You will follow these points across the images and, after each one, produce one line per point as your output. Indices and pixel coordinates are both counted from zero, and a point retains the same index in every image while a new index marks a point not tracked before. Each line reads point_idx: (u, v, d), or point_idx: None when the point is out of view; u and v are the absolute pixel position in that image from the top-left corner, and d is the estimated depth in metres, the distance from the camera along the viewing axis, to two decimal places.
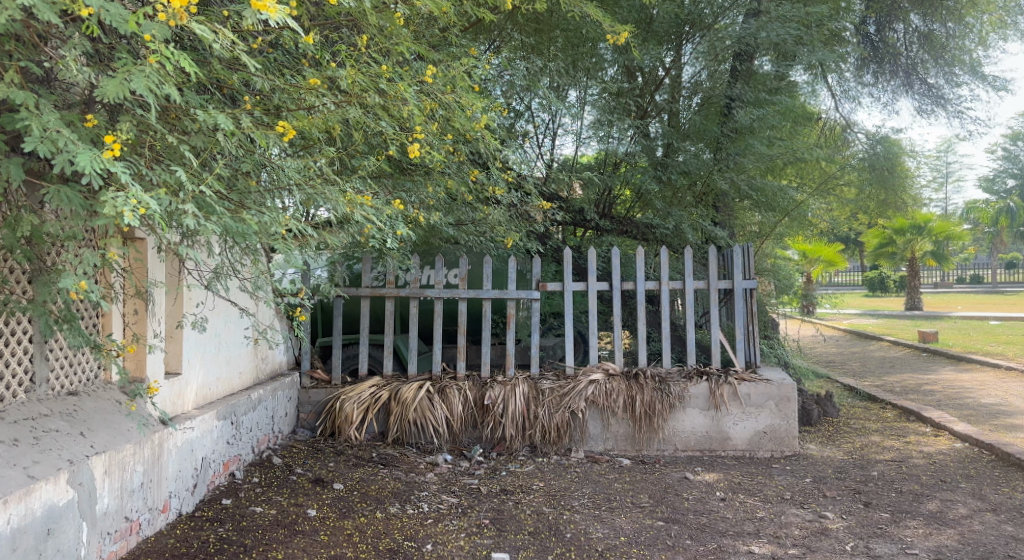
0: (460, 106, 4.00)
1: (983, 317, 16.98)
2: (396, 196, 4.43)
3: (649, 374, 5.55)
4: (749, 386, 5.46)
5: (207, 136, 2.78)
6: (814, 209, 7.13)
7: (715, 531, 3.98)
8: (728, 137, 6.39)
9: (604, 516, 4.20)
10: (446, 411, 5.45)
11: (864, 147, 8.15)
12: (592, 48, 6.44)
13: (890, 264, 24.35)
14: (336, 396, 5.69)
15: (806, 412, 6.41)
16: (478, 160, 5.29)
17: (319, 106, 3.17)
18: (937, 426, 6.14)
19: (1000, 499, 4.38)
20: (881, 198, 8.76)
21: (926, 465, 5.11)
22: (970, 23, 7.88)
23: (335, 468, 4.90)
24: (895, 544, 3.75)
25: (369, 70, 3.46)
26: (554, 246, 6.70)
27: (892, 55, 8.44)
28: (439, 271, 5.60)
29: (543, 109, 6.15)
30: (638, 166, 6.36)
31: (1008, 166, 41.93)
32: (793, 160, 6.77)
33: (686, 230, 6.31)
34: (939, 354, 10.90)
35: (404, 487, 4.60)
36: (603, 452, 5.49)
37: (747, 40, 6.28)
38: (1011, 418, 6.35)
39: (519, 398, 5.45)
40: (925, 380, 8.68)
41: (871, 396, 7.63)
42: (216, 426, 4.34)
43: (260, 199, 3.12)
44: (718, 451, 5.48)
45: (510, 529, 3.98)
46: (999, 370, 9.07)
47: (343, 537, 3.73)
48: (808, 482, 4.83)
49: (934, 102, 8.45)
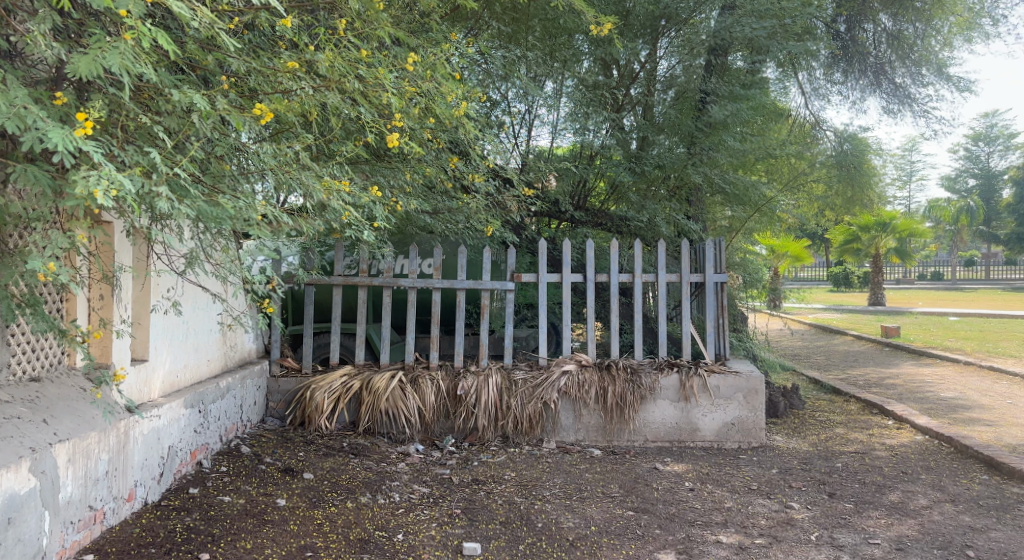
0: (440, 93, 3.99)
1: (944, 313, 17.42)
2: (373, 181, 4.37)
3: (621, 364, 5.61)
4: (719, 378, 5.57)
5: (180, 118, 2.75)
6: (784, 205, 7.25)
7: (684, 520, 4.06)
8: (702, 131, 6.39)
9: (575, 506, 4.24)
10: (418, 401, 5.42)
11: (833, 145, 8.34)
12: (569, 39, 6.38)
13: (855, 260, 24.90)
14: (306, 384, 5.61)
15: (772, 404, 6.53)
16: (456, 149, 5.27)
17: (296, 89, 3.17)
18: (899, 419, 6.29)
19: (958, 490, 4.53)
20: (848, 196, 8.86)
21: (888, 457, 5.24)
22: (937, 24, 7.97)
23: (304, 457, 4.84)
24: (858, 534, 3.87)
25: (349, 54, 3.40)
26: (529, 237, 6.71)
27: (861, 54, 8.53)
28: (412, 261, 5.49)
29: (520, 99, 6.14)
30: (612, 158, 6.39)
31: (969, 166, 43.39)
32: (765, 156, 6.88)
33: (659, 224, 6.35)
34: (901, 349, 11.19)
35: (375, 477, 4.58)
36: (574, 443, 5.53)
37: (722, 34, 6.39)
38: (969, 412, 6.55)
39: (492, 388, 5.47)
40: (887, 374, 8.91)
41: (835, 389, 7.81)
42: (183, 414, 4.26)
43: (232, 183, 3.11)
44: (688, 442, 5.56)
45: (481, 519, 4.00)
46: (957, 365, 9.33)
47: (313, 526, 3.71)
48: (774, 473, 4.93)
49: (901, 101, 8.61)
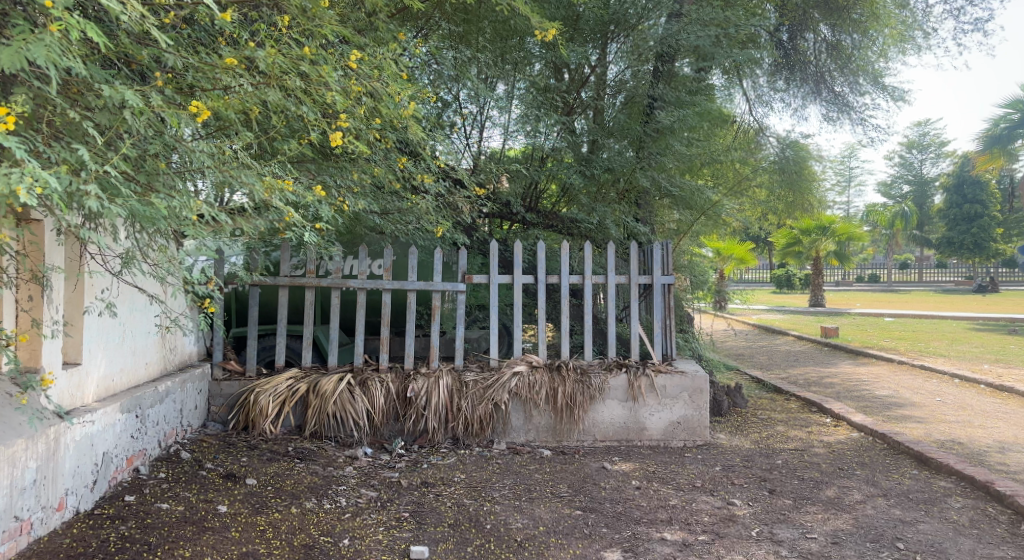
0: (387, 93, 3.90)
1: (880, 314, 18.15)
2: (318, 181, 4.30)
3: (571, 365, 5.65)
4: (665, 378, 5.67)
5: (112, 113, 2.66)
6: (729, 209, 7.44)
7: (630, 518, 4.12)
8: (650, 136, 6.51)
9: (524, 506, 4.25)
10: (367, 403, 5.35)
11: (775, 150, 8.59)
12: (520, 42, 6.38)
13: (797, 263, 25.70)
14: (250, 388, 5.48)
15: (717, 403, 6.69)
16: (405, 149, 5.22)
17: (235, 86, 3.08)
18: (836, 417, 6.52)
19: (890, 485, 4.72)
20: (790, 201, 9.13)
21: (826, 454, 5.43)
22: (873, 35, 8.25)
23: (247, 463, 4.73)
24: (796, 529, 3.99)
25: (291, 51, 3.33)
26: (480, 238, 6.73)
27: (802, 62, 8.85)
28: (362, 262, 5.42)
29: (471, 100, 6.12)
30: (563, 161, 6.42)
31: (904, 172, 45.35)
32: (710, 160, 7.07)
33: (609, 226, 6.41)
34: (839, 349, 11.60)
35: (321, 482, 4.50)
36: (524, 444, 5.55)
37: (669, 42, 6.45)
38: (902, 410, 6.83)
39: (442, 390, 5.44)
40: (826, 373, 9.23)
41: (777, 388, 8.05)
42: (119, 420, 4.11)
43: (169, 181, 3.02)
44: (635, 441, 5.64)
45: (430, 522, 3.98)
46: (891, 364, 9.73)
47: (256, 533, 3.63)
48: (717, 470, 5.05)
49: (840, 109, 8.85)
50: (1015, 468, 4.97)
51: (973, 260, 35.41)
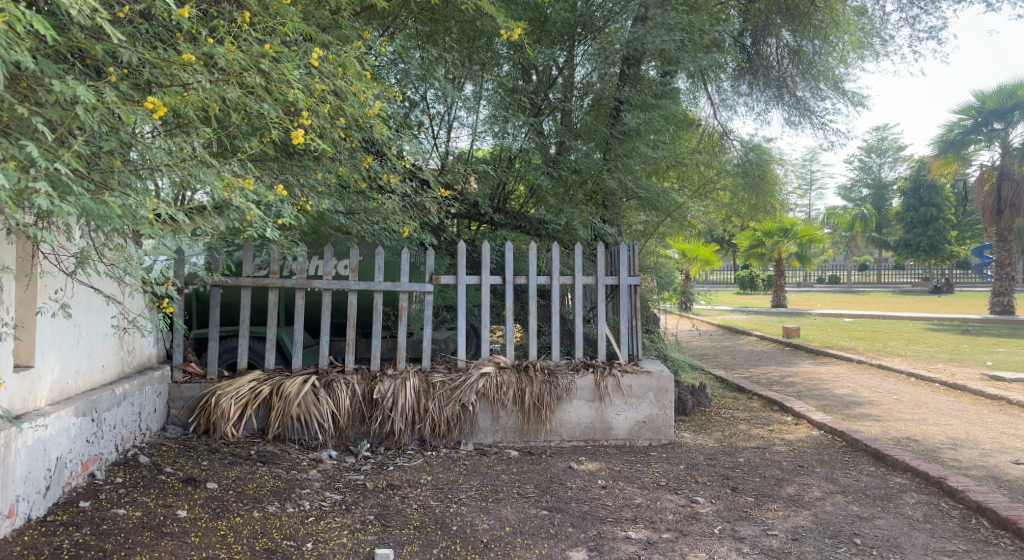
0: (352, 92, 3.85)
1: (839, 315, 18.60)
2: (281, 180, 4.24)
3: (538, 366, 5.67)
4: (631, 378, 5.72)
5: (63, 109, 2.58)
6: (694, 211, 7.54)
7: (596, 518, 4.14)
8: (616, 138, 6.57)
9: (490, 507, 4.25)
10: (332, 406, 5.29)
11: (739, 154, 8.72)
12: (487, 42, 6.37)
13: (761, 265, 26.18)
14: (211, 391, 5.37)
15: (681, 402, 6.77)
16: (371, 149, 5.18)
17: (193, 83, 3.02)
18: (797, 415, 6.65)
19: (848, 481, 4.83)
20: (753, 203, 9.29)
21: (787, 452, 5.54)
22: (833, 42, 8.44)
23: (208, 466, 4.64)
24: (758, 526, 4.06)
25: (251, 48, 3.28)
26: (448, 239, 6.68)
27: (765, 67, 8.99)
28: (327, 262, 5.34)
29: (438, 100, 6.10)
30: (531, 162, 6.43)
31: (864, 176, 46.55)
32: (676, 163, 7.15)
33: (576, 227, 6.41)
34: (800, 349, 11.85)
35: (284, 485, 4.44)
36: (492, 444, 5.55)
37: (635, 45, 6.55)
38: (860, 408, 7.00)
39: (408, 391, 5.40)
40: (787, 373, 9.41)
41: (739, 387, 8.18)
42: (74, 424, 4.00)
43: (124, 179, 2.94)
44: (602, 441, 5.68)
45: (395, 524, 3.95)
46: (850, 364, 9.97)
47: (216, 538, 3.56)
48: (681, 469, 5.12)
49: (802, 113, 9.05)
50: (966, 464, 5.13)
51: (930, 261, 36.49)
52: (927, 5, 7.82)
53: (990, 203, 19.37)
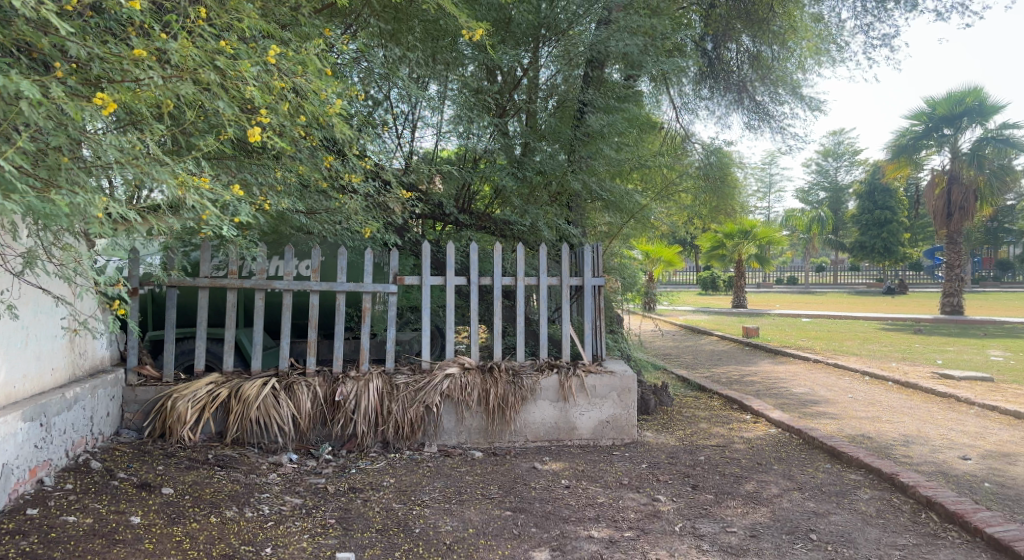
0: (312, 90, 3.79)
1: (797, 315, 19.04)
2: (239, 178, 4.16)
3: (503, 366, 5.67)
4: (595, 378, 5.77)
5: (7, 104, 2.50)
6: (657, 213, 7.62)
7: (559, 517, 4.16)
8: (580, 139, 6.64)
9: (454, 509, 4.23)
10: (293, 408, 5.21)
11: (701, 157, 8.85)
12: (452, 42, 6.35)
13: (722, 266, 26.63)
14: (168, 394, 5.24)
15: (644, 402, 6.85)
16: (332, 148, 5.11)
17: (146, 79, 2.94)
18: (756, 414, 6.78)
19: (805, 478, 4.95)
20: (714, 205, 9.45)
21: (746, 450, 5.64)
22: (791, 47, 8.64)
23: (164, 471, 4.52)
24: (717, 523, 4.13)
25: (206, 44, 3.21)
26: (412, 239, 6.64)
27: (725, 71, 9.20)
28: (288, 262, 5.25)
29: (403, 100, 6.07)
30: (496, 163, 6.42)
31: (823, 180, 47.74)
32: (639, 166, 7.22)
33: (541, 228, 6.42)
34: (759, 348, 12.09)
35: (243, 490, 4.36)
36: (456, 446, 5.53)
37: (598, 48, 6.57)
38: (816, 406, 7.17)
39: (371, 393, 5.35)
40: (747, 372, 9.59)
41: (701, 386, 8.31)
42: (21, 429, 3.86)
43: (73, 177, 2.85)
44: (566, 441, 5.71)
45: (357, 528, 3.91)
46: (807, 363, 10.20)
47: (171, 545, 3.48)
48: (644, 467, 5.17)
49: (761, 117, 9.31)
50: (917, 460, 5.29)
51: (885, 263, 37.58)
52: (880, 13, 8.04)
53: (940, 207, 20.05)
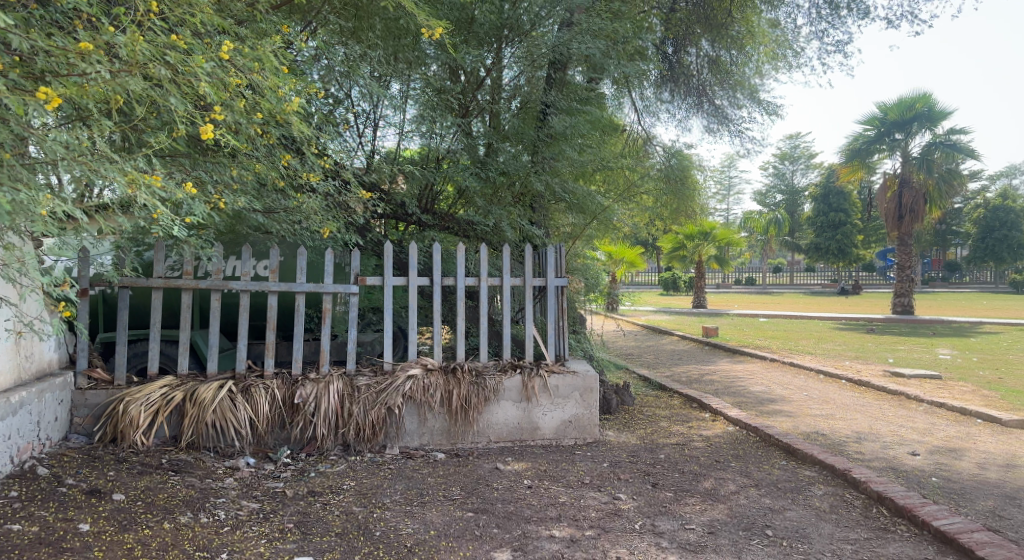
0: (269, 87, 3.74)
1: (755, 315, 19.46)
2: (193, 176, 4.07)
3: (466, 367, 5.65)
4: (558, 378, 5.79)
5: None
6: (619, 215, 7.69)
7: (521, 518, 4.17)
8: (543, 141, 6.68)
9: (415, 511, 4.21)
10: (251, 411, 5.11)
11: (662, 159, 8.97)
12: (413, 42, 6.30)
13: (683, 267, 27.02)
14: (119, 397, 5.09)
15: (606, 401, 6.90)
16: (291, 146, 5.03)
17: (93, 74, 2.86)
18: (715, 412, 6.90)
19: (761, 475, 5.05)
20: (674, 207, 9.57)
21: (705, 447, 5.74)
22: (749, 52, 8.86)
23: (115, 477, 4.40)
24: (676, 520, 4.18)
25: (157, 38, 3.13)
26: (374, 239, 6.57)
27: (685, 75, 9.22)
28: (245, 263, 5.14)
29: (364, 98, 6.00)
30: (459, 163, 6.40)
31: (782, 183, 48.83)
32: (602, 167, 7.28)
33: (505, 228, 6.43)
34: (718, 348, 12.30)
35: (198, 495, 4.26)
36: (418, 448, 5.50)
37: (560, 49, 6.63)
38: (773, 404, 7.33)
39: (332, 395, 5.28)
40: (706, 371, 9.75)
41: (661, 385, 8.42)
42: None
43: (15, 173, 2.76)
44: (529, 441, 5.72)
45: (316, 532, 3.86)
46: (764, 362, 10.42)
47: (122, 553, 3.39)
48: (605, 466, 5.21)
49: (720, 121, 9.45)
50: (869, 456, 5.45)
51: (840, 264, 38.62)
52: (834, 20, 8.26)
53: (892, 209, 20.68)
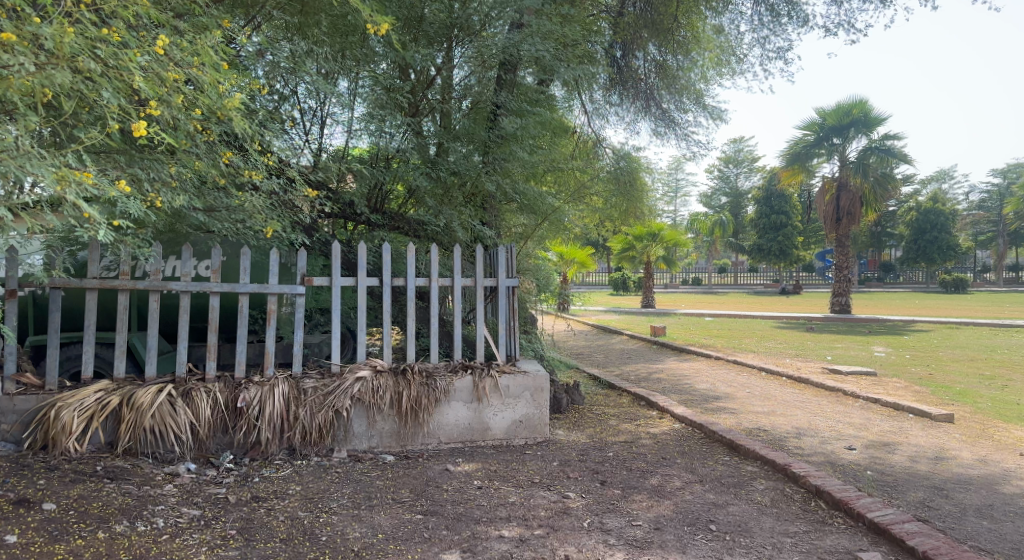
0: (209, 82, 3.60)
1: (702, 314, 19.90)
2: (128, 174, 3.94)
3: (416, 368, 5.61)
4: (509, 378, 5.80)
5: None
6: (570, 216, 7.74)
7: (470, 519, 4.16)
8: (494, 141, 6.66)
9: (362, 515, 4.16)
10: (192, 416, 4.96)
11: (610, 161, 9.10)
12: (362, 39, 6.25)
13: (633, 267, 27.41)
14: (50, 403, 4.88)
15: (557, 400, 6.95)
16: (233, 143, 4.93)
17: (16, 65, 2.74)
18: (662, 410, 7.04)
19: (706, 471, 5.17)
20: (624, 209, 9.71)
21: (652, 445, 5.84)
22: (693, 57, 9.21)
23: (45, 485, 4.21)
24: (623, 517, 4.24)
25: (87, 30, 3.01)
26: (322, 239, 6.47)
27: (633, 79, 9.28)
28: (186, 262, 4.98)
29: (310, 95, 5.90)
30: (410, 163, 6.29)
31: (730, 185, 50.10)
32: (552, 168, 7.35)
33: (456, 228, 6.43)
34: (666, 346, 12.55)
35: (135, 502, 4.12)
36: (367, 450, 5.43)
37: (511, 50, 6.61)
38: (718, 402, 7.51)
39: (278, 398, 5.16)
40: (654, 369, 9.93)
41: (610, 384, 8.53)
42: None
43: None
44: (479, 441, 5.72)
45: (259, 538, 3.77)
46: (710, 360, 10.68)
47: None
48: (555, 465, 5.25)
49: (667, 124, 9.62)
50: (808, 451, 5.63)
51: (784, 264, 39.84)
52: (776, 27, 8.52)
53: (831, 212, 21.45)
